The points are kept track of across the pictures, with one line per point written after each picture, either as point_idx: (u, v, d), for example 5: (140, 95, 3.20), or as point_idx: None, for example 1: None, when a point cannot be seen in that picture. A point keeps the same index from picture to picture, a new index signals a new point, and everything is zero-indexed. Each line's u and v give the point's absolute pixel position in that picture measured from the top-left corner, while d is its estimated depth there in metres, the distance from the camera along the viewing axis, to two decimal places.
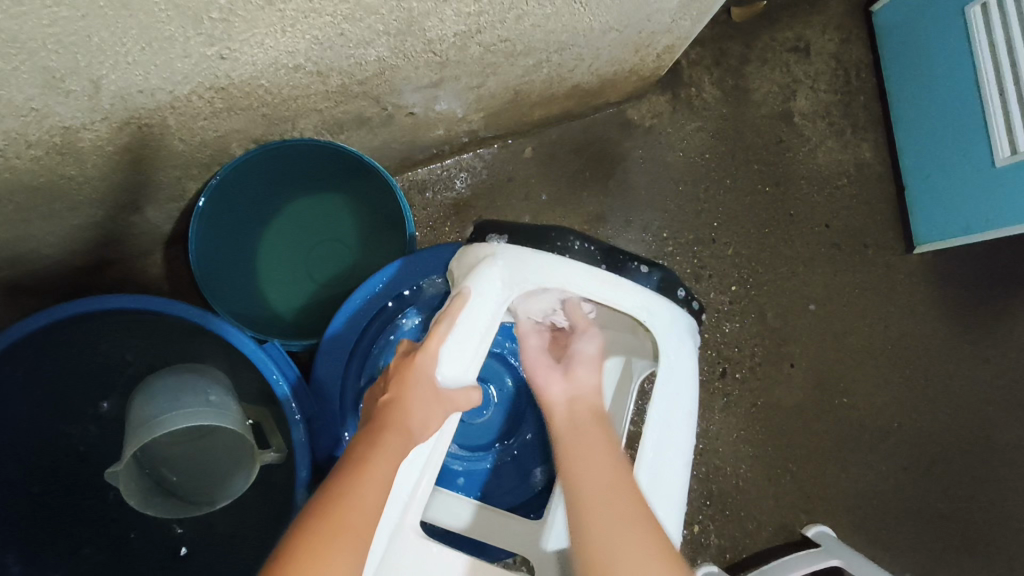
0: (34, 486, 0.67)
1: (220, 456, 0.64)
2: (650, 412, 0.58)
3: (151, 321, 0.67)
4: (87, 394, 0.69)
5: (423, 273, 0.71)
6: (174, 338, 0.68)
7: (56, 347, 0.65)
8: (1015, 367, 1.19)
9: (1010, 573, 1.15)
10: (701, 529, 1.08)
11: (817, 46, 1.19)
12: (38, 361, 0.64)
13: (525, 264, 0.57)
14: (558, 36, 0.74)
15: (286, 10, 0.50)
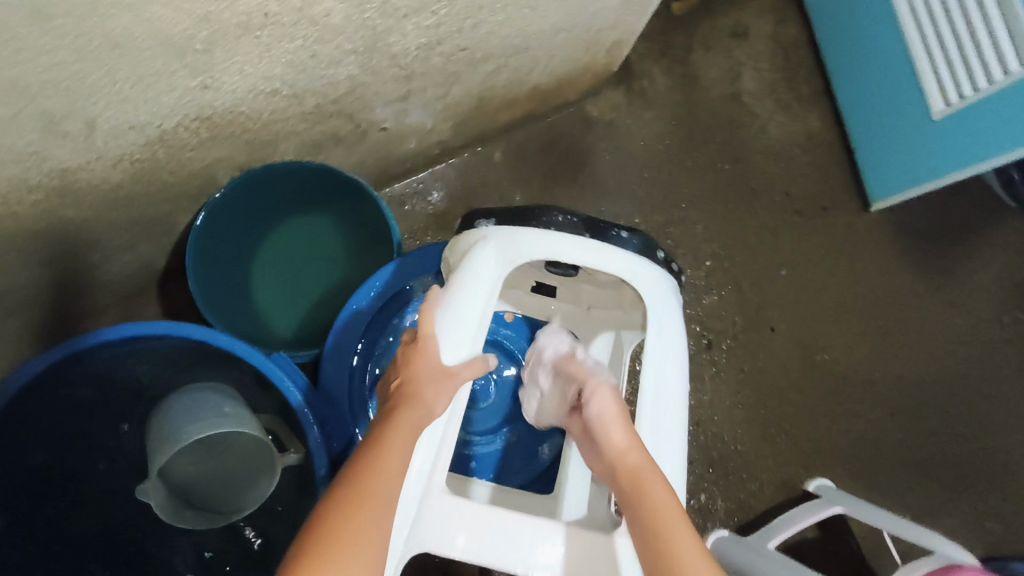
0: (63, 521, 0.69)
1: (239, 468, 0.68)
2: (643, 371, 0.59)
3: (153, 350, 0.68)
4: (103, 427, 0.71)
5: (414, 274, 0.74)
6: (178, 361, 0.70)
7: (66, 390, 0.66)
8: (980, 306, 1.26)
9: (1004, 502, 1.20)
10: (708, 497, 1.12)
11: (754, 29, 1.26)
12: (48, 406, 0.65)
13: (510, 241, 0.60)
14: (513, 41, 0.79)
15: (261, 37, 0.54)
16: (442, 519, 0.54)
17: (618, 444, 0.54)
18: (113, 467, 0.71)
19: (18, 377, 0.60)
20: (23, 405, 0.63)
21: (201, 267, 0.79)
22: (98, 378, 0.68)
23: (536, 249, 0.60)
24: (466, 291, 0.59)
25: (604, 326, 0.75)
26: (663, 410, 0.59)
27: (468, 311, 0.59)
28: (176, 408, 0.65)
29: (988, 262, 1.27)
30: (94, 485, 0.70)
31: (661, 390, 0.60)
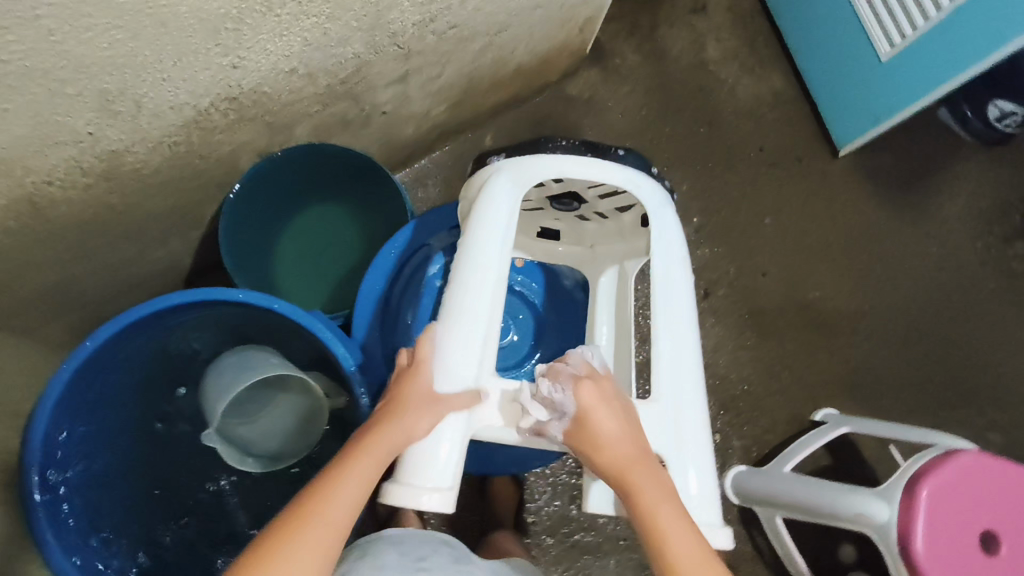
0: (145, 474, 0.78)
1: (284, 417, 0.77)
2: (654, 274, 0.66)
3: (208, 319, 0.76)
4: (162, 387, 0.80)
5: (430, 232, 0.83)
6: (229, 327, 0.77)
7: (133, 357, 0.74)
8: (954, 236, 1.34)
9: (1002, 415, 1.27)
10: (723, 436, 1.18)
11: (712, 3, 1.36)
12: (118, 372, 0.73)
13: (524, 169, 0.66)
14: (496, 18, 0.87)
15: (282, 15, 0.61)
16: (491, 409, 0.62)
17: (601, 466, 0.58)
18: (181, 419, 0.82)
19: (97, 347, 0.67)
20: (101, 372, 0.70)
21: (233, 251, 0.87)
22: (158, 346, 0.76)
23: (548, 171, 0.66)
24: (478, 259, 0.63)
25: (608, 262, 0.83)
26: (669, 299, 0.66)
27: (481, 285, 0.63)
28: (238, 360, 0.74)
29: (955, 194, 1.35)
30: (157, 438, 0.80)
31: (670, 282, 0.67)
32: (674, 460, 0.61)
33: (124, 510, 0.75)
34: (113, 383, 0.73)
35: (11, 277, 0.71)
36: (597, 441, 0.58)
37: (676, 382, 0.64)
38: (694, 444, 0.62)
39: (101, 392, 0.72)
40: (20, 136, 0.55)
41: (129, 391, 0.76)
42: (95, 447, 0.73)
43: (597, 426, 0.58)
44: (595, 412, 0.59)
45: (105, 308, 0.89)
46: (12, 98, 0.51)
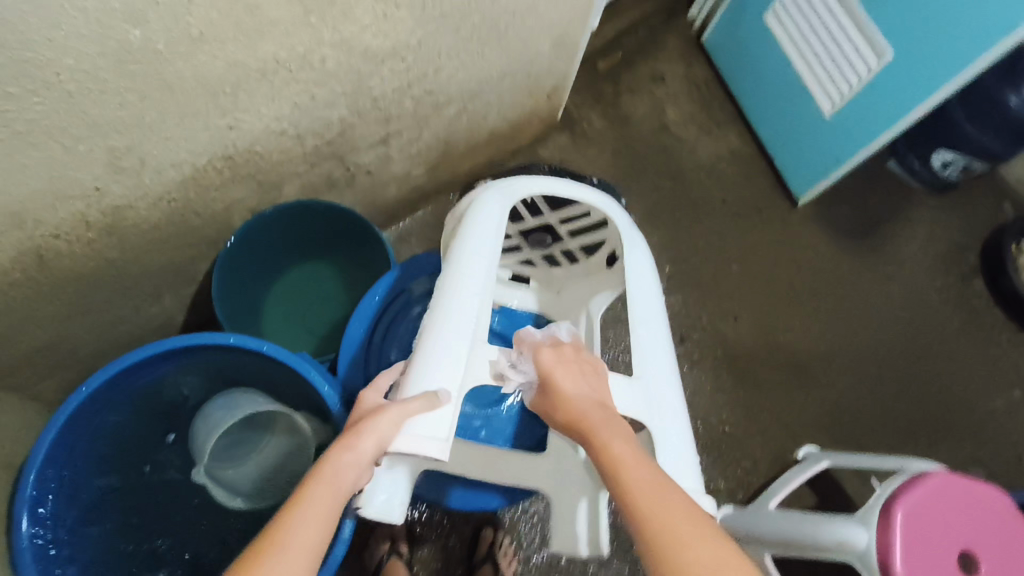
0: (133, 516, 0.80)
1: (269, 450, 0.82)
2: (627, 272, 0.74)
3: (202, 364, 0.79)
4: (155, 434, 0.83)
5: (412, 276, 0.88)
6: (222, 372, 0.81)
7: (128, 399, 0.77)
8: (913, 276, 1.41)
9: (980, 447, 1.30)
10: (708, 477, 1.20)
11: (669, 73, 1.49)
12: (113, 415, 0.76)
13: (513, 184, 0.75)
14: (468, 86, 0.96)
15: (274, 81, 0.69)
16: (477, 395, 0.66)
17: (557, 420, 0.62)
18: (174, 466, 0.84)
19: (98, 388, 0.70)
20: (96, 413, 0.73)
21: (226, 308, 0.92)
22: (152, 391, 0.79)
23: (535, 187, 0.75)
24: (471, 256, 0.69)
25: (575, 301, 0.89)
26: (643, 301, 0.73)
27: (473, 279, 0.67)
28: (233, 400, 0.78)
29: (910, 237, 1.44)
30: (146, 484, 0.82)
31: (641, 281, 0.74)
32: (659, 432, 0.66)
33: (111, 553, 0.77)
34: (107, 425, 0.76)
35: (13, 329, 0.74)
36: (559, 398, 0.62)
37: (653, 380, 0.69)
38: (674, 421, 0.67)
39: (96, 435, 0.75)
40: (33, 189, 0.61)
41: (121, 435, 0.79)
42: (85, 489, 0.75)
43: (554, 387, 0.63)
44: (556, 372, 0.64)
45: (98, 363, 0.92)
46: (30, 154, 0.57)
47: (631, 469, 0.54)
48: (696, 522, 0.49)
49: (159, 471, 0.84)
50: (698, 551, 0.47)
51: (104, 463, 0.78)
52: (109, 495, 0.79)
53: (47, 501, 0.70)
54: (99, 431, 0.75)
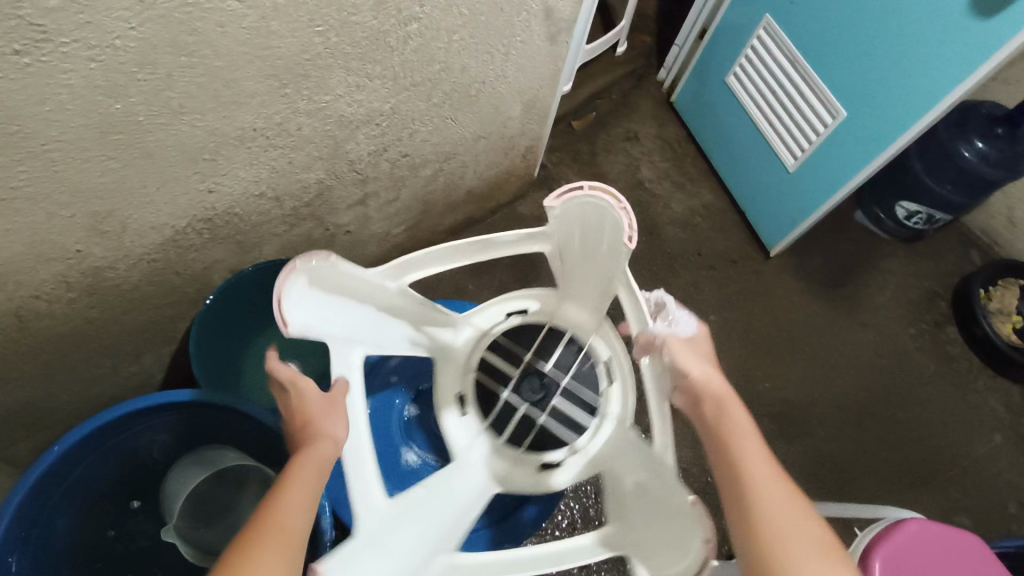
0: (96, 563, 0.81)
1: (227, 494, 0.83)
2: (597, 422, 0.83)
3: (181, 424, 0.80)
4: (128, 491, 0.84)
5: None
6: (199, 431, 0.82)
7: (106, 457, 0.78)
8: (887, 323, 1.44)
9: (964, 495, 1.30)
10: None
11: (643, 132, 1.56)
12: (89, 472, 0.76)
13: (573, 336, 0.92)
14: (443, 148, 1.01)
15: (252, 148, 0.73)
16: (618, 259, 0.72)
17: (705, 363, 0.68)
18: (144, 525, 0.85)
19: (74, 446, 0.71)
20: (73, 470, 0.74)
21: (208, 373, 0.93)
22: (128, 449, 0.79)
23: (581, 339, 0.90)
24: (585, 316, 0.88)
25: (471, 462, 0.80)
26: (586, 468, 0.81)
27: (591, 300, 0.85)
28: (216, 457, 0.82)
29: (882, 285, 1.48)
30: (110, 540, 0.83)
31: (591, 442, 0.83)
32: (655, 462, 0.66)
33: None
34: (83, 481, 0.76)
35: None
36: (700, 369, 0.67)
37: (634, 500, 0.70)
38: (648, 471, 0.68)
39: (71, 491, 0.75)
40: (17, 252, 0.63)
41: (94, 492, 0.79)
42: (52, 546, 0.75)
43: (697, 359, 0.68)
44: (699, 352, 0.70)
45: (76, 423, 0.93)
46: (14, 220, 0.60)
47: (764, 463, 0.58)
48: (812, 521, 0.53)
49: (127, 540, 0.84)
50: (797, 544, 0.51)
51: (75, 520, 0.78)
52: (75, 548, 0.79)
53: (15, 557, 0.70)
54: (65, 498, 0.75)
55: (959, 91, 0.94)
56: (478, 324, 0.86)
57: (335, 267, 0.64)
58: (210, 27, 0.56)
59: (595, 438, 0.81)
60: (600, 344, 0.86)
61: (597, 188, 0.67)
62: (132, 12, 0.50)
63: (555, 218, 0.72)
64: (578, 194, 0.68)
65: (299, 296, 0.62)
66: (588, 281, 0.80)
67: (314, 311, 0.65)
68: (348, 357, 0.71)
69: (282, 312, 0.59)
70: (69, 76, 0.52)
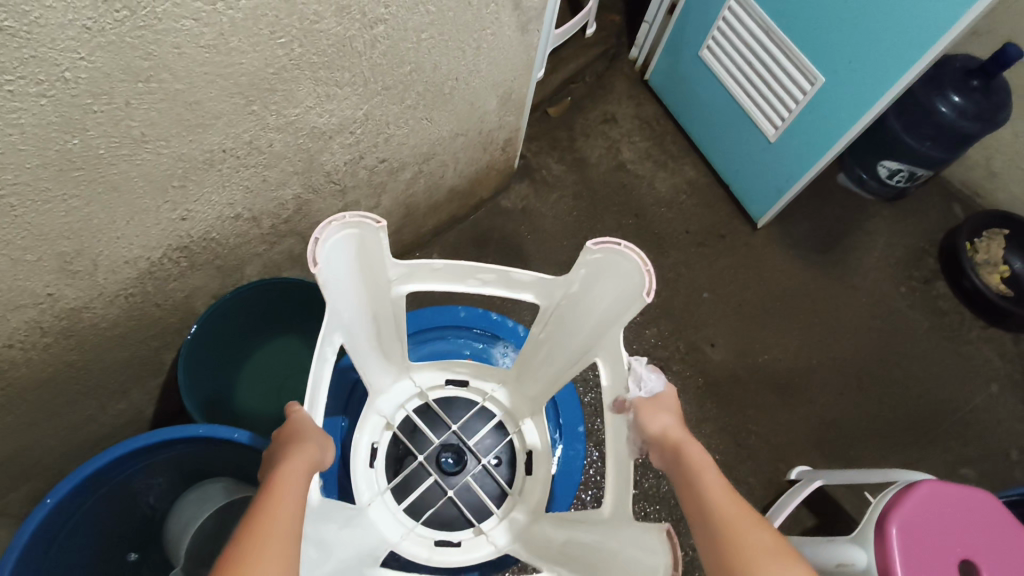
0: None
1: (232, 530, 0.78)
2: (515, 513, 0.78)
3: (175, 458, 0.78)
4: (124, 535, 0.80)
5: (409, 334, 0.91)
6: (193, 463, 0.80)
7: (100, 503, 0.75)
8: (877, 285, 1.44)
9: (967, 449, 1.31)
10: None
11: (620, 113, 1.53)
12: (82, 521, 0.73)
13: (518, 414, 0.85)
14: (422, 149, 0.98)
15: (223, 169, 0.69)
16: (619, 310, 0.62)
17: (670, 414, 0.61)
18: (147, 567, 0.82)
19: (66, 497, 0.68)
20: (67, 522, 0.71)
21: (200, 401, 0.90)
22: (122, 491, 0.77)
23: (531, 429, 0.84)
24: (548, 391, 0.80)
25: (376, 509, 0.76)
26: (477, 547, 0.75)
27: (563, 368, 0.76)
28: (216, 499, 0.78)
29: (870, 247, 1.47)
30: None
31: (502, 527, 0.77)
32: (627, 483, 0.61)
33: None
34: (77, 531, 0.73)
35: None
36: (662, 424, 0.60)
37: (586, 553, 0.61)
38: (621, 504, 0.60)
39: (66, 543, 0.72)
40: None
41: (90, 541, 0.76)
42: None
43: (662, 414, 0.61)
44: (665, 406, 0.62)
45: (67, 466, 0.90)
46: None
47: (745, 521, 0.50)
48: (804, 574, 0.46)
49: None
50: None
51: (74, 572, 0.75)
52: None
53: None
54: (59, 557, 0.72)
55: (937, 48, 0.91)
56: (420, 382, 0.82)
57: (376, 240, 0.58)
58: (165, 50, 0.53)
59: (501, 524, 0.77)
60: (532, 435, 0.83)
61: (643, 261, 0.57)
62: (80, 41, 0.47)
63: (586, 264, 0.62)
64: (616, 253, 0.59)
65: (331, 248, 0.55)
66: (575, 340, 0.71)
67: (334, 271, 0.57)
68: (330, 340, 0.61)
69: (314, 250, 0.53)
70: (19, 115, 0.49)
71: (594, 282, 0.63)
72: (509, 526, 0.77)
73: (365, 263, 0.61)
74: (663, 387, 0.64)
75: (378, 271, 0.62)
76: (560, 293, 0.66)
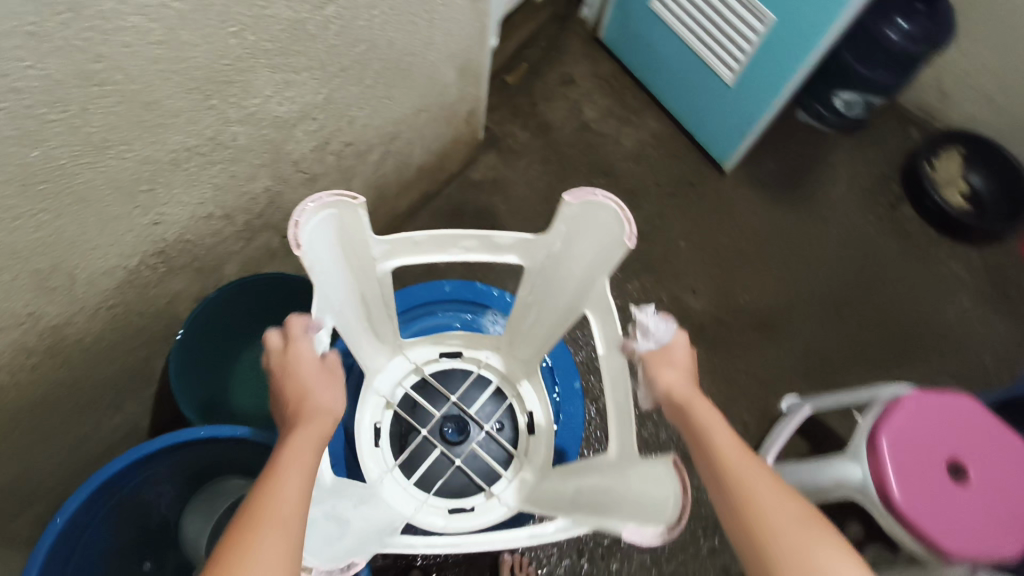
0: None
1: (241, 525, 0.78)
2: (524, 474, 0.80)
3: (179, 463, 0.78)
4: (136, 545, 0.81)
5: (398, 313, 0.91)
6: (197, 465, 0.80)
7: (109, 517, 0.74)
8: (845, 215, 1.47)
9: (945, 362, 1.36)
10: None
11: (577, 73, 1.53)
12: (93, 536, 0.73)
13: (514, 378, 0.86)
14: (386, 128, 0.98)
15: (190, 168, 0.69)
16: (603, 261, 0.63)
17: (676, 370, 0.63)
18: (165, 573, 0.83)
19: (74, 514, 0.68)
20: (79, 538, 0.71)
21: (196, 408, 0.90)
22: (130, 502, 0.77)
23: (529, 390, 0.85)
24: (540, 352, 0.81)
25: (387, 487, 0.77)
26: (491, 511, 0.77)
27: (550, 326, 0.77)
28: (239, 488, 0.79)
29: (835, 179, 1.50)
30: None
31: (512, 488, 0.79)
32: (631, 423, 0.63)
33: None
34: (90, 547, 0.73)
35: None
36: (668, 380, 0.62)
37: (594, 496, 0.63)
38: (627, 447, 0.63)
39: (79, 560, 0.72)
40: None
41: (103, 556, 0.76)
42: None
43: (669, 371, 0.63)
44: (669, 359, 0.64)
45: (70, 486, 0.89)
46: None
47: (762, 478, 0.52)
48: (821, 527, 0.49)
49: None
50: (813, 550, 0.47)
51: None
52: None
53: None
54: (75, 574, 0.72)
55: None
56: (414, 358, 0.84)
57: (356, 217, 0.58)
58: (117, 50, 0.52)
59: (513, 486, 0.79)
60: (528, 396, 0.84)
61: (622, 210, 0.58)
62: (28, 49, 0.46)
63: (565, 219, 0.63)
64: (593, 202, 0.60)
65: (313, 231, 0.55)
66: (561, 297, 0.72)
67: (317, 254, 0.57)
68: (323, 324, 0.62)
69: (296, 234, 0.53)
70: None
71: (575, 235, 0.64)
72: (518, 487, 0.79)
73: (348, 243, 0.61)
74: (671, 336, 0.65)
75: (362, 250, 0.63)
76: (543, 252, 0.67)
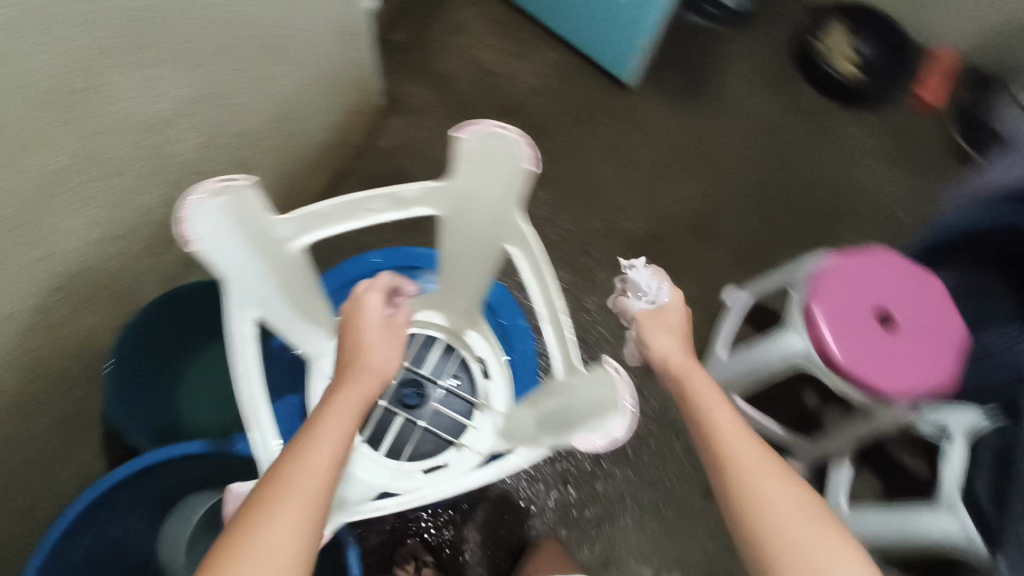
0: None
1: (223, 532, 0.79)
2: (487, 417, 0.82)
3: (143, 491, 0.76)
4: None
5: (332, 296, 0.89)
6: (163, 489, 0.78)
7: (82, 562, 0.73)
8: (752, 106, 1.51)
9: (868, 226, 1.43)
10: None
11: (464, 17, 1.49)
12: None
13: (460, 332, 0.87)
14: (275, 111, 0.94)
15: (68, 191, 0.65)
16: (508, 191, 0.62)
17: (669, 336, 0.75)
18: None
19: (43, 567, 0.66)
20: None
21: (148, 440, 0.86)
22: (102, 543, 0.75)
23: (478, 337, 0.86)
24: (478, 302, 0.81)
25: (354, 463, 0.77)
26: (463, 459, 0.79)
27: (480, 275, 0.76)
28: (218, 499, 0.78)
29: (735, 73, 1.53)
30: None
31: (479, 434, 0.81)
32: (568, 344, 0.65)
33: None
34: None
35: None
36: (665, 346, 0.74)
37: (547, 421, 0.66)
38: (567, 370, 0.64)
39: None
40: None
41: None
42: None
43: (662, 336, 0.75)
44: (664, 325, 0.77)
45: None
46: None
47: (738, 435, 0.62)
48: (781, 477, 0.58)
49: None
50: (771, 493, 0.57)
51: None
52: None
53: None
54: None
55: None
56: None
57: (249, 201, 0.56)
58: None
59: (479, 432, 0.82)
60: (477, 342, 0.86)
61: (519, 136, 0.57)
62: None
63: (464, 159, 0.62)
64: (486, 135, 0.59)
65: (203, 221, 0.54)
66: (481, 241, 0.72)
67: (216, 246, 0.56)
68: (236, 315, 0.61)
69: (183, 227, 0.51)
70: None
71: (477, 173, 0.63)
72: (484, 432, 0.81)
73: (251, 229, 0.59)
74: (669, 296, 0.80)
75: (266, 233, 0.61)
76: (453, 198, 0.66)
